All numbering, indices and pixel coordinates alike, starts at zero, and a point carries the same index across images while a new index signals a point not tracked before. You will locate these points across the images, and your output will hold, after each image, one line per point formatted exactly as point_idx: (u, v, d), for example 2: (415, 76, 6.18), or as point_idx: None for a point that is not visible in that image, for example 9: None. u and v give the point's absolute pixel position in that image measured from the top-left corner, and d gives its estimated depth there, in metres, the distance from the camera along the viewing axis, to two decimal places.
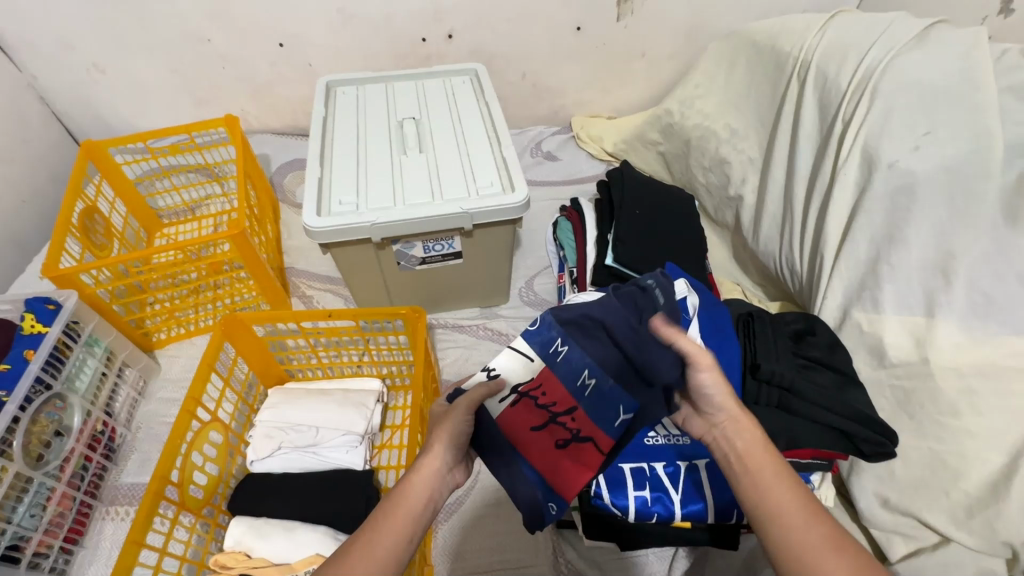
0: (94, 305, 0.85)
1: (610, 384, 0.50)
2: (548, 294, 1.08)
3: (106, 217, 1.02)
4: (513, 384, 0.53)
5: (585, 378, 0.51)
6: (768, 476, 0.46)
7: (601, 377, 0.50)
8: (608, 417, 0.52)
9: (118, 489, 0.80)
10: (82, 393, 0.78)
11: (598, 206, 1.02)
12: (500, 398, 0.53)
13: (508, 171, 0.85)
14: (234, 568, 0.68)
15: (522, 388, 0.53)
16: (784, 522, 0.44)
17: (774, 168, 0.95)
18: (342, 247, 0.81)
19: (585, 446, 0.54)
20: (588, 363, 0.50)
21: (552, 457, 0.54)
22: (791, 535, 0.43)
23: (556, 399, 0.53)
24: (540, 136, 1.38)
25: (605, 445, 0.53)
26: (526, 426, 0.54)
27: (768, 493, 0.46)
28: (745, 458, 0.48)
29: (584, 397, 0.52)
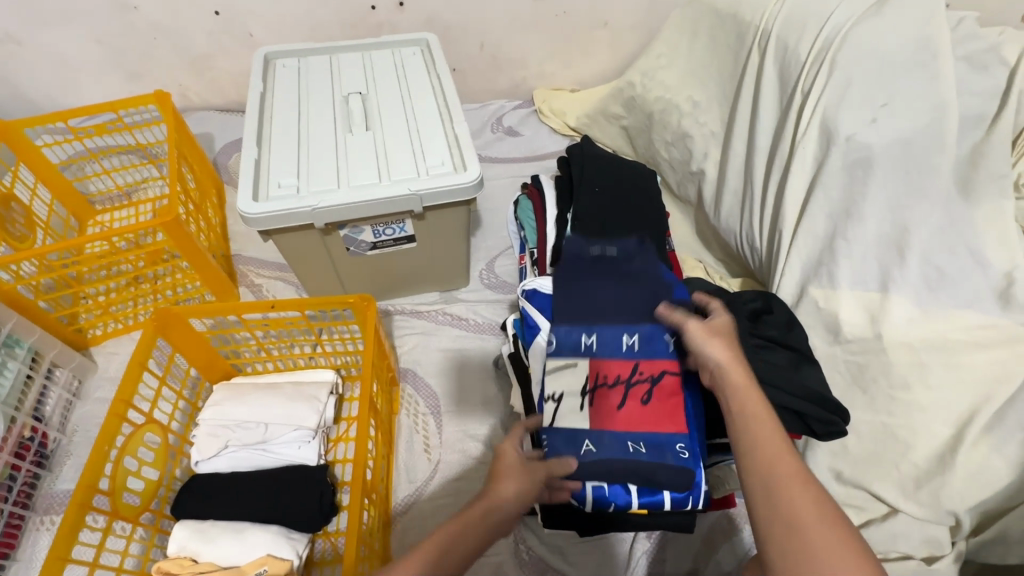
0: (12, 303, 0.79)
1: (646, 326, 0.68)
2: (509, 275, 1.05)
3: (27, 205, 0.94)
4: (580, 390, 0.65)
5: (628, 340, 0.68)
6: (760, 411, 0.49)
7: (635, 330, 0.68)
8: (662, 347, 0.66)
9: (53, 498, 0.76)
10: (3, 398, 0.72)
11: (558, 184, 0.99)
12: (578, 406, 0.65)
13: (460, 148, 0.80)
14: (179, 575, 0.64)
15: (590, 385, 0.65)
16: (768, 447, 0.46)
17: (735, 142, 0.93)
18: (284, 233, 0.76)
19: (663, 380, 0.64)
20: (619, 325, 0.69)
21: (646, 412, 0.63)
22: (764, 459, 0.46)
23: (616, 371, 0.66)
24: (502, 111, 1.33)
25: (673, 367, 0.65)
26: (614, 408, 0.64)
27: (759, 428, 0.48)
28: (743, 389, 0.52)
29: (637, 353, 0.66)
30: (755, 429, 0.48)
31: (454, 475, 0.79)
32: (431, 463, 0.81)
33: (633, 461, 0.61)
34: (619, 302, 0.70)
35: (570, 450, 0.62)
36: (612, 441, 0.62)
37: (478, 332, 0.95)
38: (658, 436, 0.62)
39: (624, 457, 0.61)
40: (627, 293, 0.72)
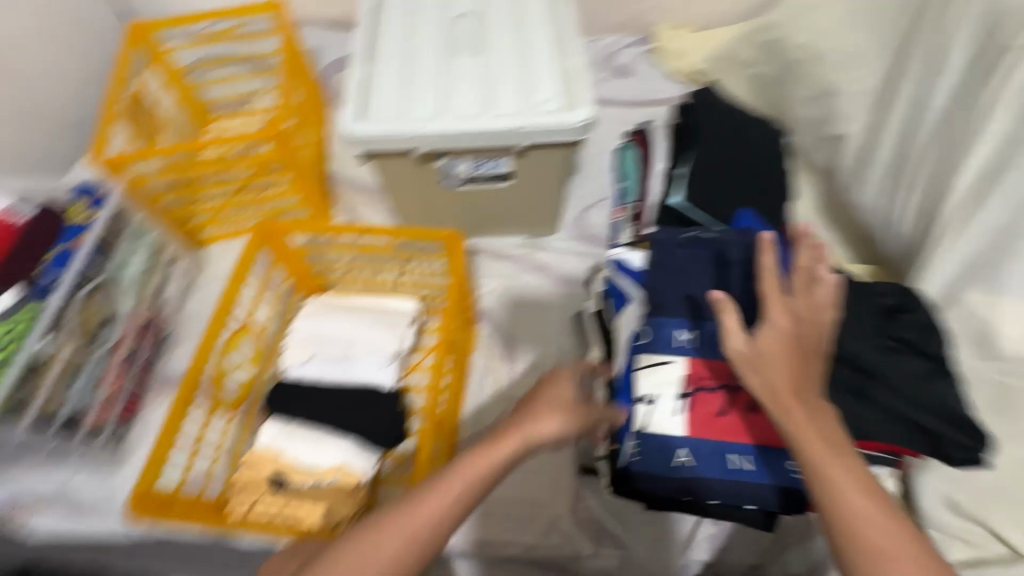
0: (140, 197, 0.85)
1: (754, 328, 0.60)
2: (600, 229, 0.99)
3: (155, 106, 1.00)
4: (676, 392, 0.59)
5: None
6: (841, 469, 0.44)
7: None
8: None
9: (169, 374, 0.85)
10: (132, 283, 0.80)
11: (670, 135, 0.90)
12: (673, 410, 0.58)
13: (574, 84, 0.74)
14: (266, 467, 0.70)
15: (687, 389, 0.59)
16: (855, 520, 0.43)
17: (896, 104, 0.79)
18: (383, 158, 0.75)
19: None
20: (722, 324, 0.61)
21: (752, 426, 0.57)
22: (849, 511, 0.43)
23: (717, 376, 0.59)
24: (615, 47, 1.21)
25: None
26: (713, 417, 0.57)
27: (842, 496, 0.43)
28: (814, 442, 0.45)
29: None
30: (837, 494, 0.43)
31: None
32: (498, 401, 0.82)
33: (738, 475, 0.54)
34: (727, 295, 0.61)
35: (662, 463, 0.56)
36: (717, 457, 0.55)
37: (561, 283, 0.92)
38: (764, 451, 0.56)
39: (724, 474, 0.54)
40: (734, 286, 0.61)
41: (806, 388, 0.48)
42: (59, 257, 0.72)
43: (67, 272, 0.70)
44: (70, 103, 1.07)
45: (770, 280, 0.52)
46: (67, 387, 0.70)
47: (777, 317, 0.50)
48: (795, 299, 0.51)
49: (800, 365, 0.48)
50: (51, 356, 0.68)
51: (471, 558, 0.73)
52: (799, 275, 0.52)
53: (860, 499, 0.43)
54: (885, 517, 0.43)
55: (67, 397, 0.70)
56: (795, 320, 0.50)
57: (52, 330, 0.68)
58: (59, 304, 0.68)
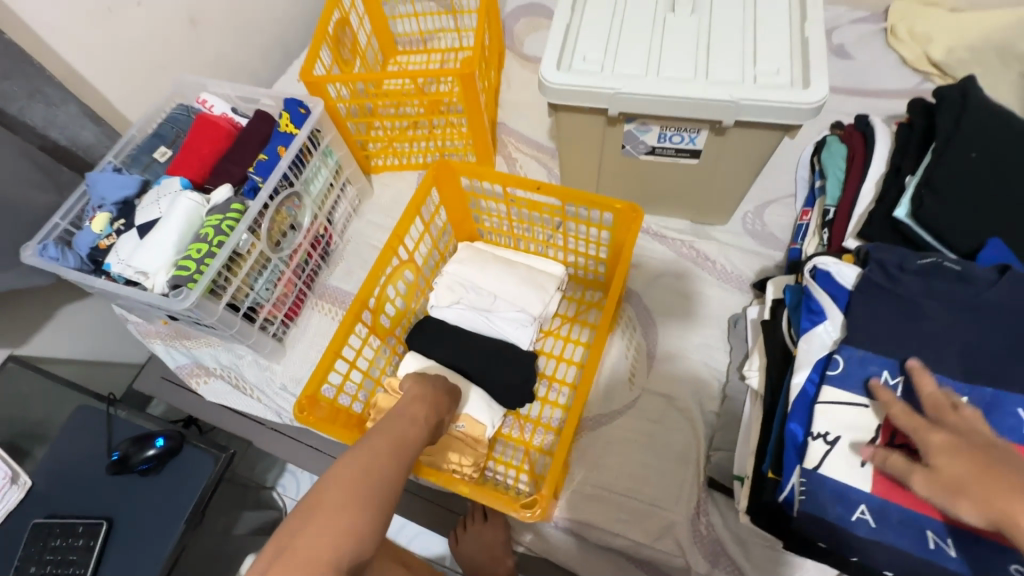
0: (333, 118, 0.90)
1: (986, 390, 0.48)
2: (778, 229, 0.88)
3: (354, 33, 1.05)
4: (866, 440, 0.49)
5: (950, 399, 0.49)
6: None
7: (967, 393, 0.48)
8: (1010, 425, 0.46)
9: (325, 288, 0.92)
10: (314, 197, 0.86)
11: (903, 135, 0.75)
12: (861, 462, 0.48)
13: (808, 59, 0.63)
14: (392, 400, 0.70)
15: (881, 442, 0.48)
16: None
17: None
18: (570, 113, 0.71)
19: None
20: (945, 377, 0.49)
21: None
22: None
23: None
24: (837, 21, 1.04)
25: None
26: None
27: None
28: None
29: None
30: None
31: (650, 417, 0.74)
32: (631, 392, 0.77)
33: (936, 554, 0.44)
34: (959, 343, 0.50)
35: (835, 511, 0.47)
36: (906, 526, 0.45)
37: (723, 280, 0.83)
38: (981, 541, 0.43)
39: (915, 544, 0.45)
40: (976, 338, 0.49)
41: (1012, 491, 0.39)
42: (265, 163, 0.77)
43: (267, 180, 0.76)
44: (282, 22, 1.16)
45: (895, 404, 0.47)
46: (253, 281, 0.77)
47: (927, 437, 0.44)
48: (941, 417, 0.45)
49: (1006, 476, 0.40)
50: (246, 252, 0.73)
51: (573, 535, 0.71)
52: (932, 396, 0.46)
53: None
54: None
55: (252, 290, 0.77)
56: (957, 431, 0.43)
57: (250, 228, 0.73)
58: (261, 205, 0.74)
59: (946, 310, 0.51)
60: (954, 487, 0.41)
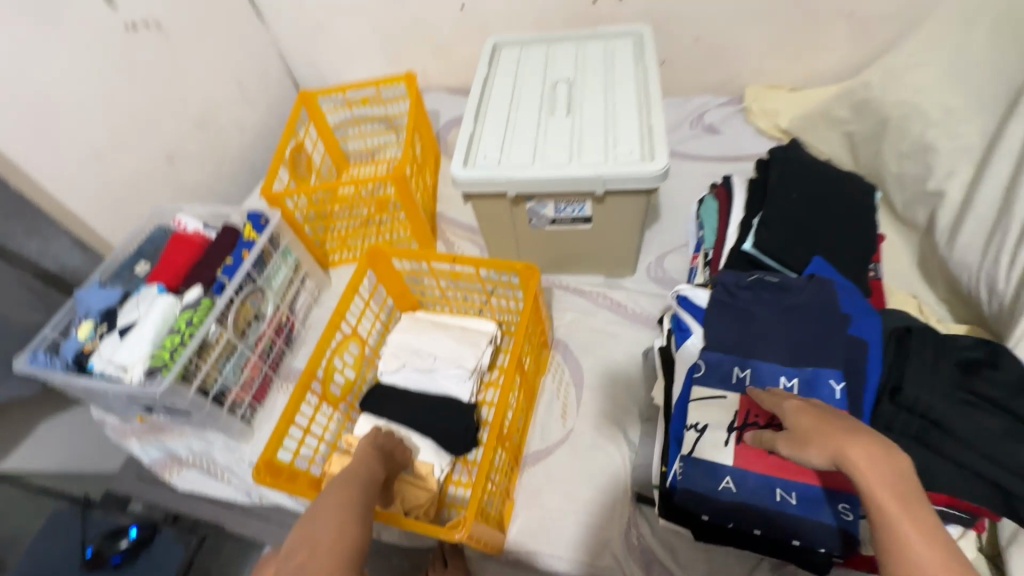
0: (291, 224, 1.06)
1: (809, 370, 0.60)
2: (677, 273, 1.04)
3: (309, 155, 1.25)
4: (728, 424, 0.60)
5: (785, 382, 0.61)
6: (893, 507, 0.41)
7: (796, 375, 0.61)
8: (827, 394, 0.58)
9: (291, 370, 1.02)
10: (276, 289, 0.99)
11: (751, 185, 0.92)
12: (724, 441, 0.59)
13: (652, 139, 0.82)
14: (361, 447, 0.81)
15: (739, 424, 0.59)
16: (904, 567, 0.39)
17: (998, 161, 0.77)
18: (481, 199, 0.88)
19: None
20: (779, 365, 0.62)
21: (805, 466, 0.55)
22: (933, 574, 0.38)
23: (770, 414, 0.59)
24: (706, 106, 1.28)
25: None
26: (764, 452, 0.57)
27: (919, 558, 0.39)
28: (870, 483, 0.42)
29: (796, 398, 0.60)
30: (894, 535, 0.40)
31: (582, 445, 0.84)
32: (564, 427, 0.86)
33: (787, 504, 0.55)
34: (785, 338, 0.63)
35: (706, 484, 0.57)
36: (762, 486, 0.56)
37: (634, 321, 0.97)
38: (814, 491, 0.55)
39: (770, 501, 0.55)
40: (797, 332, 0.63)
41: (845, 432, 0.45)
42: (230, 265, 0.91)
43: (232, 278, 0.89)
44: (248, 152, 1.37)
45: (760, 390, 0.55)
46: (222, 367, 0.87)
47: (783, 407, 0.51)
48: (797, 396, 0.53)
49: (838, 422, 0.46)
50: (215, 341, 0.85)
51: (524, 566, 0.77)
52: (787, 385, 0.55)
53: (912, 530, 0.40)
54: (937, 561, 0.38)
55: (220, 375, 0.87)
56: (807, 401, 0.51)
57: (219, 319, 0.86)
58: (227, 299, 0.87)
59: (771, 313, 0.65)
60: (802, 438, 0.47)
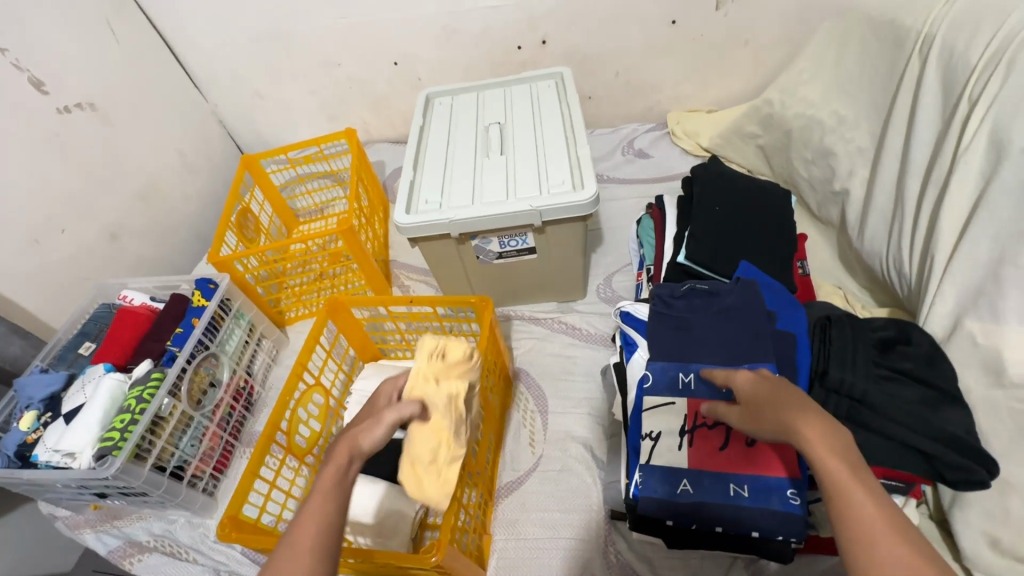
0: (242, 286, 1.06)
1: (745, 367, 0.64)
2: (626, 291, 1.09)
3: (257, 217, 1.26)
4: (679, 427, 0.63)
5: None
6: (841, 470, 0.43)
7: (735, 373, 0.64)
8: None
9: (253, 435, 1.00)
10: (230, 354, 0.98)
11: (680, 202, 0.99)
12: (677, 445, 0.62)
13: (580, 169, 0.88)
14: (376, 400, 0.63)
15: (689, 425, 0.63)
16: (848, 525, 0.41)
17: (886, 158, 0.85)
18: (427, 242, 0.91)
19: None
20: (718, 365, 0.66)
21: (752, 459, 0.59)
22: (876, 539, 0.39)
23: None
24: (634, 133, 1.37)
25: None
26: (713, 450, 0.61)
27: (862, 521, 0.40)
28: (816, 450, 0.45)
29: None
30: (840, 497, 0.42)
31: (553, 469, 0.85)
32: (533, 454, 0.87)
33: (741, 499, 0.58)
34: (720, 339, 0.67)
35: (665, 489, 0.60)
36: (716, 485, 0.59)
37: (589, 341, 1.00)
38: (763, 481, 0.58)
39: (725, 498, 0.58)
40: (730, 333, 0.67)
41: (794, 405, 0.48)
42: (181, 334, 0.90)
43: (183, 347, 0.88)
44: (195, 220, 1.38)
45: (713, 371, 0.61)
46: (177, 440, 0.85)
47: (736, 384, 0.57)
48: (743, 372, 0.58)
49: (782, 394, 0.51)
50: (168, 414, 0.83)
51: None
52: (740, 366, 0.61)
53: (856, 487, 0.42)
54: (878, 516, 0.40)
55: (177, 448, 0.85)
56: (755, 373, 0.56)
57: (172, 391, 0.84)
58: (179, 369, 0.86)
59: (704, 318, 0.69)
60: (756, 411, 0.52)
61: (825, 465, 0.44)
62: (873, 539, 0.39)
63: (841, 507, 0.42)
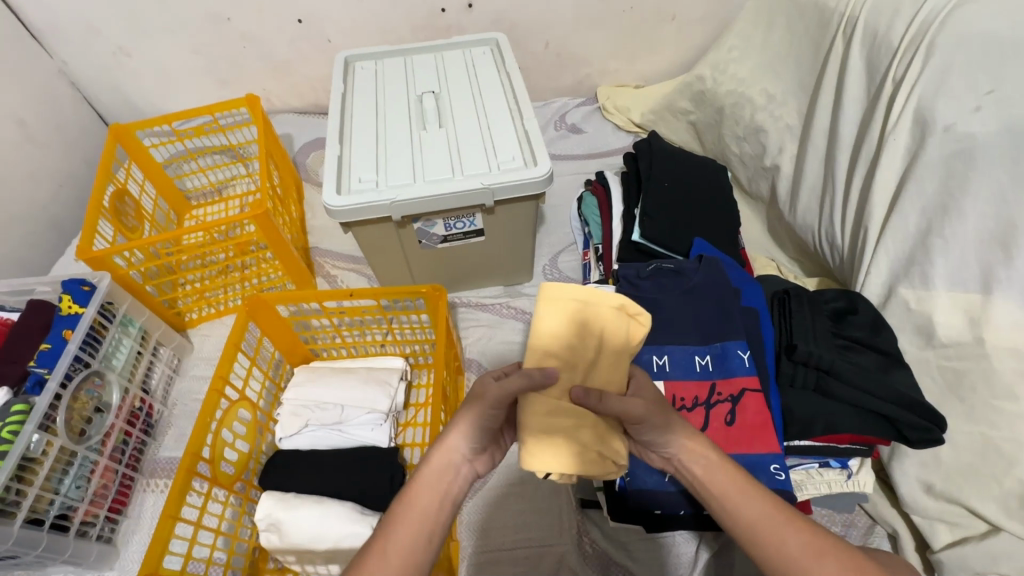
0: (126, 286, 0.87)
1: (716, 346, 0.65)
2: (572, 272, 1.06)
3: (137, 200, 1.04)
4: None
5: (699, 360, 0.65)
6: (735, 492, 0.47)
7: (707, 352, 0.65)
8: (738, 364, 0.63)
9: (157, 463, 0.84)
10: (119, 370, 0.81)
11: (624, 179, 0.97)
12: None
13: (529, 144, 0.82)
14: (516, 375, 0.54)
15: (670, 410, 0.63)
16: (764, 545, 0.44)
17: (815, 135, 0.89)
18: (363, 226, 0.81)
19: (744, 400, 0.62)
20: (691, 346, 0.66)
21: (734, 438, 0.61)
22: (773, 543, 0.44)
23: (693, 393, 0.64)
24: (565, 108, 1.33)
25: (753, 385, 0.62)
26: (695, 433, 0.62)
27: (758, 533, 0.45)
28: (708, 479, 0.49)
29: (712, 373, 0.64)
30: (743, 515, 0.46)
31: (516, 464, 0.80)
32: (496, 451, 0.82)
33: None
34: (689, 319, 0.67)
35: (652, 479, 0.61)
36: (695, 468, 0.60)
37: None
38: (749, 457, 0.60)
39: None
40: (700, 313, 0.67)
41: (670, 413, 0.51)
42: (50, 353, 0.73)
43: (53, 370, 0.71)
44: (44, 205, 1.12)
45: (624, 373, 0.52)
46: (57, 484, 0.69)
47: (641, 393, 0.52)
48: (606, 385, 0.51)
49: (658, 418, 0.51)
50: (41, 454, 0.66)
51: None
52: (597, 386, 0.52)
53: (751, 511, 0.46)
54: (779, 521, 0.45)
55: (58, 493, 0.68)
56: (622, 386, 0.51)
57: (42, 426, 0.67)
58: (50, 397, 0.68)
59: (672, 297, 0.69)
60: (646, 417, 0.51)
61: (724, 493, 0.48)
62: (786, 549, 0.43)
63: (753, 532, 0.45)
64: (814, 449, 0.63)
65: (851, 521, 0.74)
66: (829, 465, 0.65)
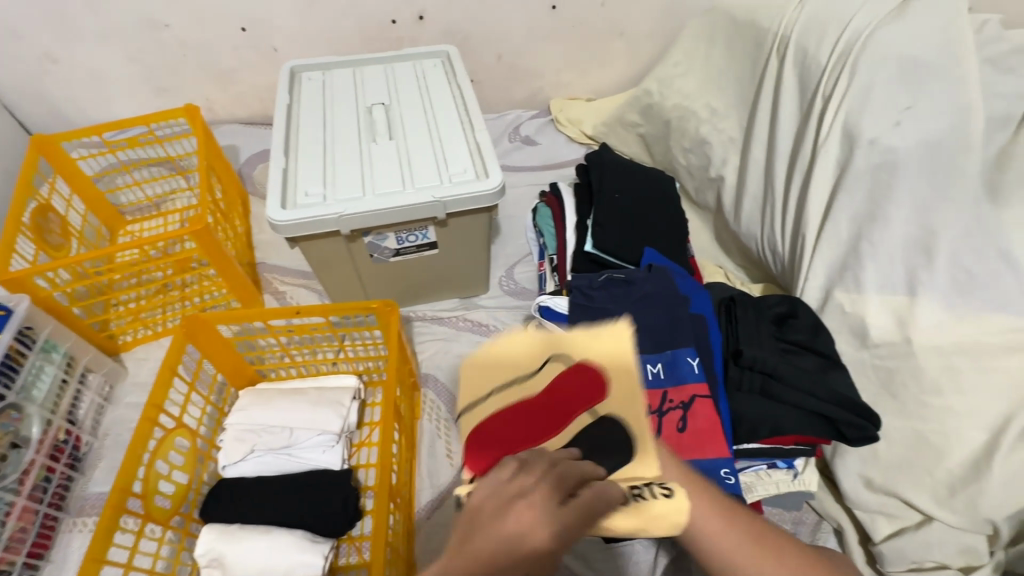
0: (50, 309, 0.80)
1: (667, 354, 0.67)
2: (529, 282, 1.06)
3: (63, 216, 0.97)
4: None
5: (651, 368, 0.66)
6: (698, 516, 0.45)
7: (658, 361, 0.67)
8: (687, 372, 0.65)
9: (86, 499, 0.77)
10: (41, 401, 0.74)
11: (576, 191, 0.98)
12: None
13: (481, 156, 0.82)
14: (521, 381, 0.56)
15: None
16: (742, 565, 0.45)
17: (755, 146, 0.93)
18: (311, 241, 0.78)
19: (693, 407, 0.63)
20: (644, 355, 0.67)
21: (685, 445, 0.62)
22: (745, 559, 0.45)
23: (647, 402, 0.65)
24: (519, 120, 1.34)
25: (702, 391, 0.64)
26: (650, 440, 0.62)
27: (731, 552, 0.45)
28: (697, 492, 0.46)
29: (664, 381, 0.65)
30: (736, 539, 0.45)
31: None
32: (453, 470, 0.81)
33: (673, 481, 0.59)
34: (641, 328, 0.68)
35: None
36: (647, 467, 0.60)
37: (500, 338, 0.95)
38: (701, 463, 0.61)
39: None
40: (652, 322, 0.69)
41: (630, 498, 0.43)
42: None
43: None
44: None
45: None
46: None
47: None
48: None
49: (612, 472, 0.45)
50: None
51: None
52: None
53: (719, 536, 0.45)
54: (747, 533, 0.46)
55: None
56: None
57: None
58: None
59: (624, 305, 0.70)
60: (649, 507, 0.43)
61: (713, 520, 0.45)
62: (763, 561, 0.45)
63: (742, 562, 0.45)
64: (762, 451, 0.65)
65: (800, 519, 0.76)
66: (777, 465, 0.67)
